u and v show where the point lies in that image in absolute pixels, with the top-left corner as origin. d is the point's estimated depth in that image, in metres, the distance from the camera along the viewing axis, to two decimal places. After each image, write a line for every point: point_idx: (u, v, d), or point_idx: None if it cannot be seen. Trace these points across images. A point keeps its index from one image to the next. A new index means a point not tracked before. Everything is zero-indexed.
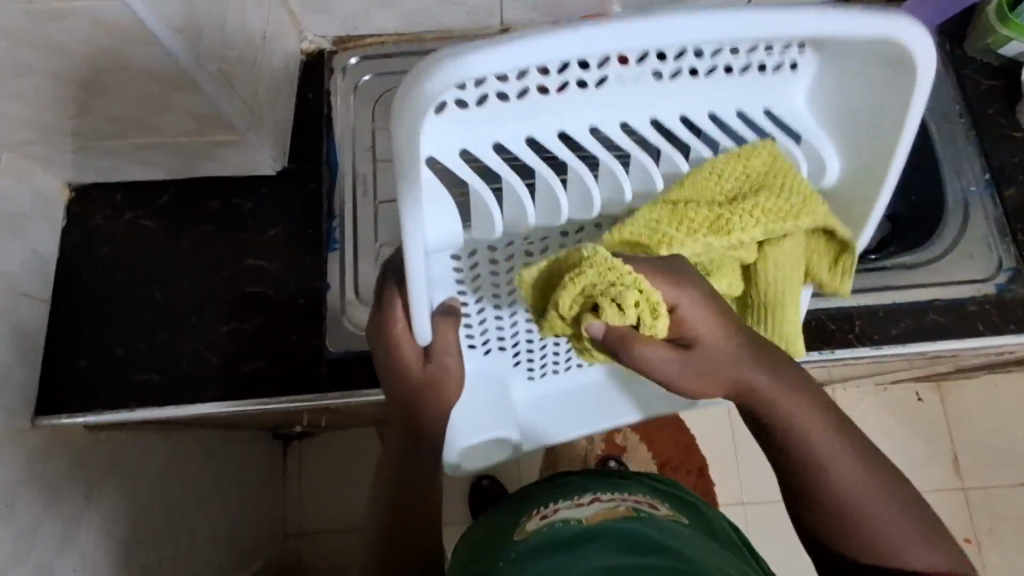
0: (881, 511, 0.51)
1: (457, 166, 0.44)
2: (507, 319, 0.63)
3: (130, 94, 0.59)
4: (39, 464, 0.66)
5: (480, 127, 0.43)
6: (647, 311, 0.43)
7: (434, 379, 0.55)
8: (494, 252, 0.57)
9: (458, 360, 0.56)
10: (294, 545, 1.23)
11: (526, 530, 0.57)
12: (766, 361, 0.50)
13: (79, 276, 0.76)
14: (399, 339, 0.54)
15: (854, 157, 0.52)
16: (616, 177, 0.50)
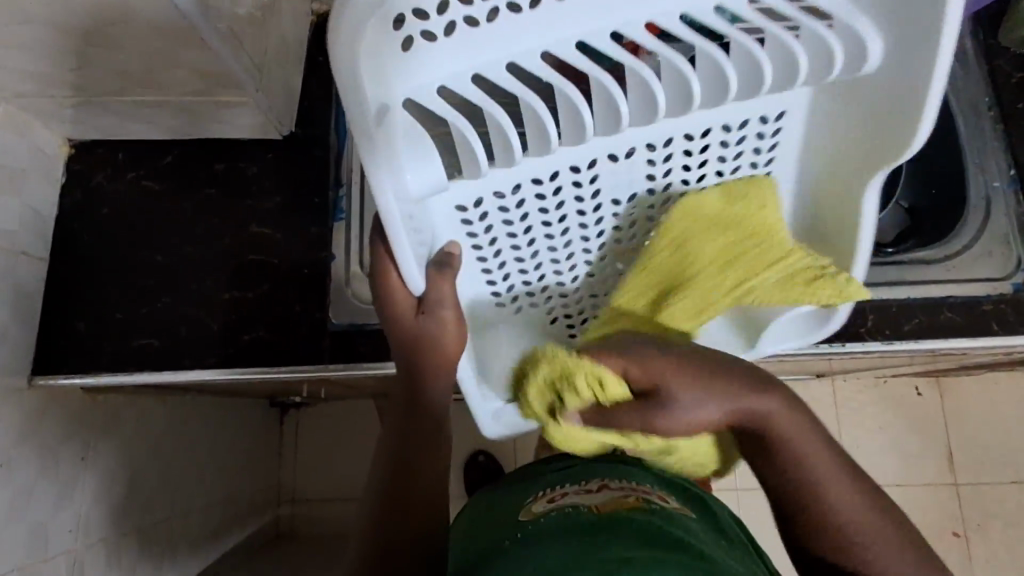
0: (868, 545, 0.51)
1: (433, 102, 0.45)
2: (530, 264, 0.62)
3: (135, 48, 0.57)
4: (34, 423, 0.65)
5: (451, 58, 0.44)
6: (596, 385, 0.52)
7: (428, 332, 0.56)
8: (501, 196, 0.56)
9: (454, 310, 0.56)
10: (288, 511, 1.24)
11: (532, 512, 0.57)
12: (763, 388, 0.51)
13: (77, 235, 0.74)
14: (395, 289, 0.55)
15: (901, 43, 0.46)
16: (611, 99, 0.48)
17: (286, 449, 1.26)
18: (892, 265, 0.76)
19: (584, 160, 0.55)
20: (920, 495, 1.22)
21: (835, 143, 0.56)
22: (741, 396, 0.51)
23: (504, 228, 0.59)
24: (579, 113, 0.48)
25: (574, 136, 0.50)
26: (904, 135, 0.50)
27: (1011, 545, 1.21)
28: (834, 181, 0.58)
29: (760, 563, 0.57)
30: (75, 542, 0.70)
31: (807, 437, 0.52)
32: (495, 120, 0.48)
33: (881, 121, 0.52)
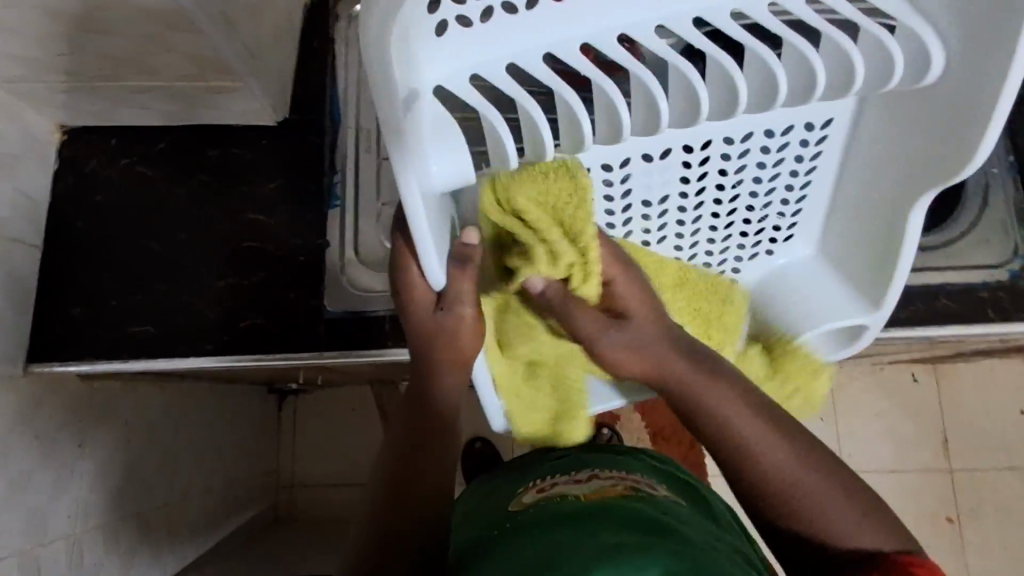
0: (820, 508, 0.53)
1: (466, 93, 0.43)
2: None
3: (126, 33, 0.56)
4: (31, 410, 0.66)
5: (485, 45, 0.42)
6: (579, 274, 0.57)
7: (446, 327, 0.57)
8: None
9: (472, 307, 0.56)
10: (287, 496, 1.24)
11: (522, 503, 0.57)
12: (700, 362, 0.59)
13: (71, 221, 0.74)
14: (414, 280, 0.55)
15: (969, 48, 0.44)
16: (649, 94, 0.46)
17: (285, 434, 1.26)
18: None
19: (617, 159, 0.56)
20: (914, 480, 1.23)
21: (882, 156, 0.56)
22: (679, 355, 0.59)
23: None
24: (616, 110, 0.46)
25: (609, 132, 0.48)
26: (962, 157, 0.49)
27: (1002, 530, 1.22)
28: (875, 197, 0.59)
29: (752, 549, 0.57)
30: (74, 527, 0.70)
31: (742, 410, 0.56)
32: (528, 115, 0.45)
33: (934, 134, 0.51)
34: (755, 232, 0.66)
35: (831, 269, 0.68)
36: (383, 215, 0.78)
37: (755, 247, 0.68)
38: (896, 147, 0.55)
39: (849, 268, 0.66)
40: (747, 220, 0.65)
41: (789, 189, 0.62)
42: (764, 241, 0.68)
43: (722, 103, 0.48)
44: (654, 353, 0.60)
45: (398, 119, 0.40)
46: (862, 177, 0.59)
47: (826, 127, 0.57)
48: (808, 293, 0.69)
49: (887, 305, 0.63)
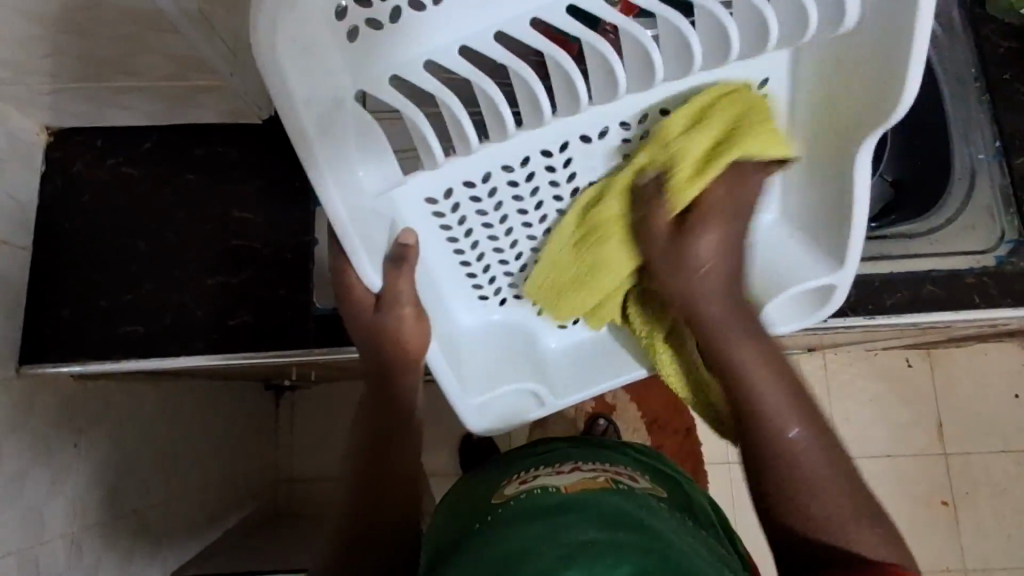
0: (831, 497, 0.53)
1: (386, 93, 0.45)
2: (513, 258, 0.63)
3: (106, 34, 0.56)
4: (24, 411, 0.66)
5: (398, 44, 0.44)
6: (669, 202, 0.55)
7: (389, 327, 0.57)
8: (472, 188, 0.55)
9: (413, 306, 0.57)
10: (287, 491, 1.26)
11: (504, 495, 0.58)
12: (733, 304, 0.58)
13: (60, 223, 0.74)
14: (354, 286, 0.56)
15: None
16: (568, 76, 0.46)
17: (282, 430, 1.27)
18: (876, 240, 0.76)
19: (555, 144, 0.54)
20: (908, 464, 1.24)
21: (814, 114, 0.56)
22: (719, 298, 0.58)
23: (472, 205, 0.57)
24: (536, 97, 0.47)
25: (533, 121, 0.49)
26: (881, 108, 0.49)
27: (997, 512, 1.23)
28: (823, 153, 0.57)
29: (722, 541, 0.59)
30: (71, 525, 0.71)
31: (768, 371, 0.57)
32: (449, 107, 0.47)
33: (860, 79, 0.50)
34: None
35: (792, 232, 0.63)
36: None
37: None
38: (821, 103, 0.55)
39: (806, 228, 0.62)
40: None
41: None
42: None
43: (641, 73, 0.48)
44: (726, 274, 0.58)
45: (309, 130, 0.43)
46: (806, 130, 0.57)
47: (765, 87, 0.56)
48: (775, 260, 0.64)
49: (850, 261, 0.58)
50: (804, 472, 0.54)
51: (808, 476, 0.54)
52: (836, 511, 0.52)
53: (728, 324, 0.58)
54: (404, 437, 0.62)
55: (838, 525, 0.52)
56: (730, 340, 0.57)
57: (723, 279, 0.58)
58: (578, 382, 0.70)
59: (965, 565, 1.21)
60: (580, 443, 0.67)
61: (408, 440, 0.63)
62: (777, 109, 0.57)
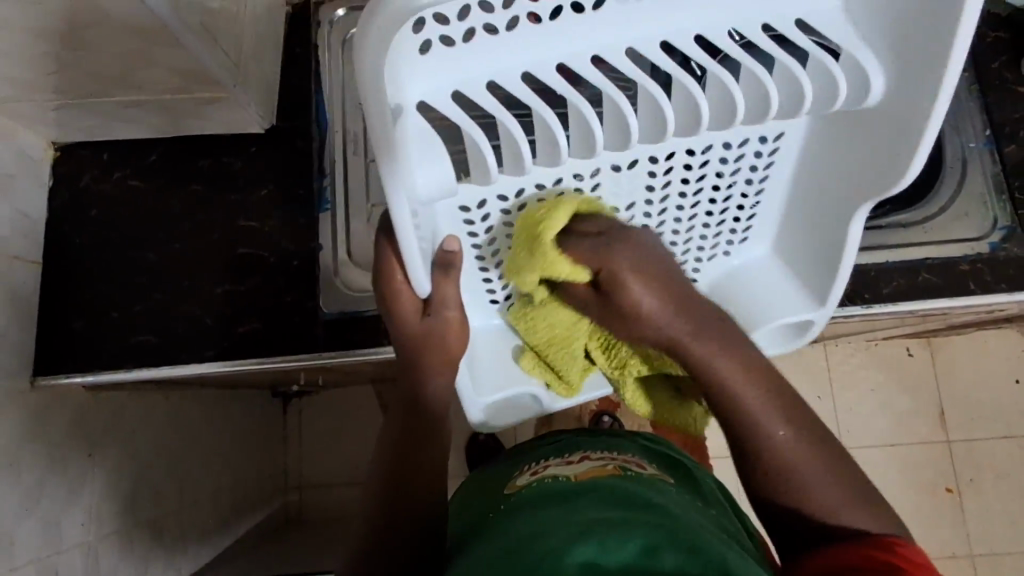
0: (822, 480, 0.54)
1: (449, 108, 0.46)
2: None
3: (111, 50, 0.58)
4: (40, 422, 0.67)
5: (465, 63, 0.46)
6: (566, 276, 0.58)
7: (431, 330, 0.59)
8: (505, 201, 0.57)
9: (457, 311, 0.59)
10: (296, 497, 1.26)
11: (516, 485, 0.59)
12: (687, 318, 0.57)
13: (68, 236, 0.75)
14: (400, 286, 0.56)
15: (901, 85, 0.48)
16: (621, 115, 0.48)
17: (291, 436, 1.28)
18: (875, 228, 0.76)
19: (588, 170, 0.56)
20: (912, 453, 1.25)
21: (818, 178, 0.60)
22: (677, 319, 0.57)
23: (502, 217, 0.59)
24: (590, 127, 0.48)
25: (580, 147, 0.50)
26: (885, 183, 0.53)
27: (1002, 497, 1.23)
28: (819, 212, 0.61)
29: (731, 519, 0.60)
30: (87, 534, 0.71)
31: (748, 385, 0.57)
32: (505, 130, 0.48)
33: (867, 156, 0.54)
34: (714, 236, 0.67)
35: (783, 269, 0.69)
36: (374, 215, 0.79)
37: (712, 249, 0.68)
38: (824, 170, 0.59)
39: (799, 267, 0.67)
40: (707, 226, 0.65)
41: (745, 195, 0.63)
42: (721, 243, 0.68)
43: (685, 121, 0.50)
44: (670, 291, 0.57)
45: (391, 128, 0.42)
46: (815, 183, 0.61)
47: (777, 141, 0.59)
48: (755, 292, 0.69)
49: (831, 302, 0.64)
50: (792, 469, 0.55)
51: (792, 471, 0.55)
52: (832, 496, 0.53)
53: (703, 343, 0.57)
54: (434, 430, 0.64)
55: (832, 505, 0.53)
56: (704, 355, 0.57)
57: (671, 301, 0.57)
58: None
59: (970, 550, 1.22)
60: (576, 435, 0.70)
61: (438, 435, 0.64)
62: (786, 164, 0.61)
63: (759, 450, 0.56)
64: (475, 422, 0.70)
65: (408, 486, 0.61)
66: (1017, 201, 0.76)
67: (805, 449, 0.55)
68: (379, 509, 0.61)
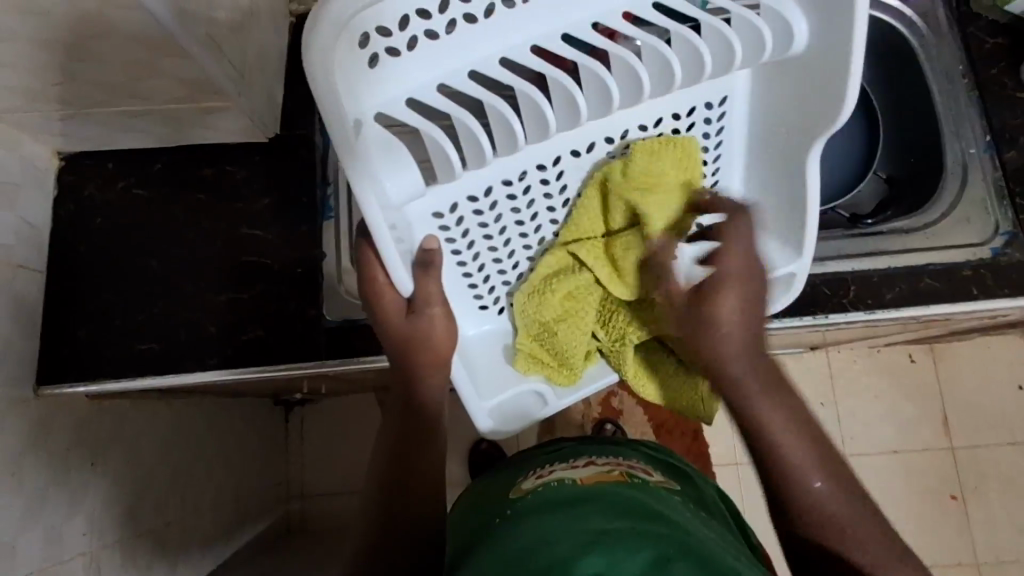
0: (859, 535, 0.52)
1: (405, 113, 0.49)
2: (509, 264, 0.68)
3: (116, 60, 0.58)
4: (43, 431, 0.67)
5: (416, 72, 0.48)
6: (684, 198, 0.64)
7: (421, 331, 0.59)
8: (476, 202, 0.60)
9: (443, 307, 0.59)
10: (298, 506, 1.26)
11: (522, 489, 0.59)
12: (750, 345, 0.58)
13: (72, 245, 0.75)
14: (383, 290, 0.58)
15: (820, 19, 0.52)
16: (571, 96, 0.52)
17: (293, 445, 1.28)
18: (866, 237, 0.78)
19: (549, 158, 0.61)
20: (917, 460, 1.24)
21: (766, 132, 0.63)
22: (743, 352, 0.57)
23: (475, 220, 0.62)
24: (541, 109, 0.52)
25: (538, 134, 0.54)
26: (828, 109, 0.54)
27: (1007, 505, 1.23)
28: (777, 163, 0.63)
29: (732, 530, 0.60)
30: (90, 544, 0.71)
31: (790, 426, 0.56)
32: (464, 124, 0.51)
33: (803, 93, 0.57)
34: None
35: None
36: None
37: None
38: (770, 123, 0.62)
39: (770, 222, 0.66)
40: None
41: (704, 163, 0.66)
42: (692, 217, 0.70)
43: (631, 97, 0.55)
44: (743, 318, 0.58)
45: (351, 138, 0.46)
46: (768, 145, 0.63)
47: (723, 104, 0.63)
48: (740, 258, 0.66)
49: (810, 248, 0.62)
50: (829, 520, 0.53)
51: (833, 520, 0.53)
52: (875, 554, 0.51)
53: (755, 377, 0.57)
54: (429, 435, 0.64)
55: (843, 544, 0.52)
56: (752, 392, 0.57)
57: (744, 330, 0.58)
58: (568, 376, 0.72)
59: (977, 558, 1.21)
60: (577, 441, 0.68)
61: (434, 440, 0.64)
62: (737, 128, 0.65)
63: (795, 497, 0.54)
64: (481, 429, 0.68)
65: (405, 492, 0.61)
66: (1019, 206, 0.75)
67: (845, 499, 0.54)
68: (377, 518, 0.60)
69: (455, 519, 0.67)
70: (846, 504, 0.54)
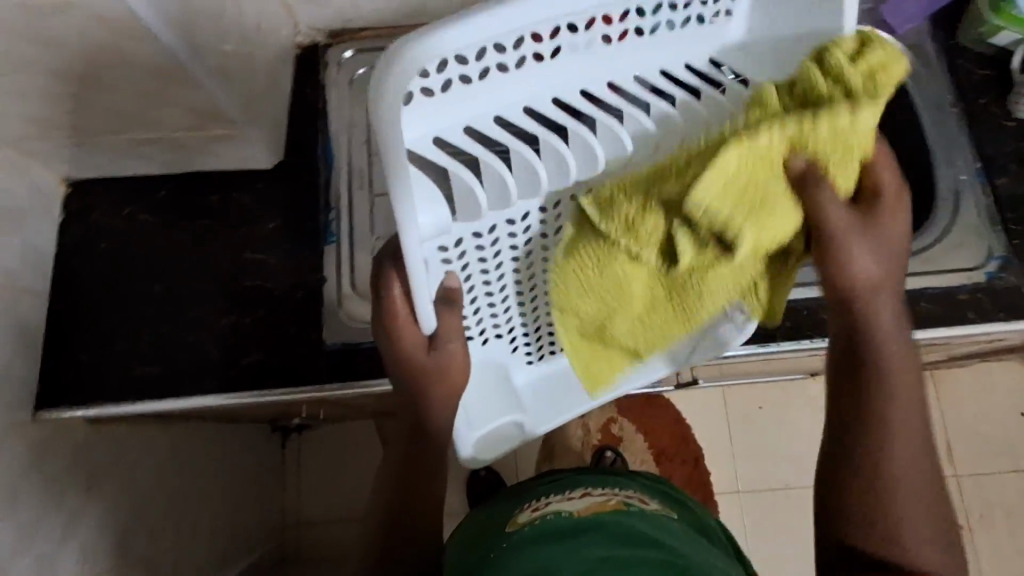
0: (908, 513, 0.50)
1: (436, 155, 0.48)
2: (500, 301, 0.63)
3: (130, 90, 0.60)
4: (42, 456, 0.67)
5: (445, 115, 0.48)
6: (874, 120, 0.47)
7: (440, 366, 0.55)
8: (480, 239, 0.55)
9: (462, 342, 0.55)
10: (294, 535, 1.24)
11: (517, 522, 0.59)
12: (893, 294, 0.53)
13: (77, 271, 0.76)
14: (401, 322, 0.53)
15: None
16: (585, 139, 0.53)
17: (290, 473, 1.27)
18: None
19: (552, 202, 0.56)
20: None
21: None
22: (886, 292, 0.52)
23: (477, 252, 0.56)
24: (562, 154, 0.52)
25: (557, 179, 0.54)
26: None
27: (1014, 534, 1.21)
28: None
29: (731, 556, 0.60)
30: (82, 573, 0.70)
31: (909, 388, 0.53)
32: (489, 166, 0.51)
33: None
34: None
35: None
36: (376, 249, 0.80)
37: None
38: None
39: None
40: None
41: None
42: None
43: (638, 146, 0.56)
44: (888, 270, 0.52)
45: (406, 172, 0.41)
46: None
47: None
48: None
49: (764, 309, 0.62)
50: (892, 489, 0.51)
51: (897, 488, 0.51)
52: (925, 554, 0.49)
53: (883, 321, 0.52)
54: (437, 469, 0.61)
55: (899, 515, 0.50)
56: (884, 339, 0.52)
57: (892, 276, 0.52)
58: (553, 410, 0.74)
59: None
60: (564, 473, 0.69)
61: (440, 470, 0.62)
62: None
63: (875, 449, 0.52)
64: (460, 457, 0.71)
65: (410, 533, 0.61)
66: (1011, 231, 0.77)
67: (922, 478, 0.51)
68: (377, 544, 0.61)
69: (448, 546, 0.66)
70: (924, 476, 0.52)
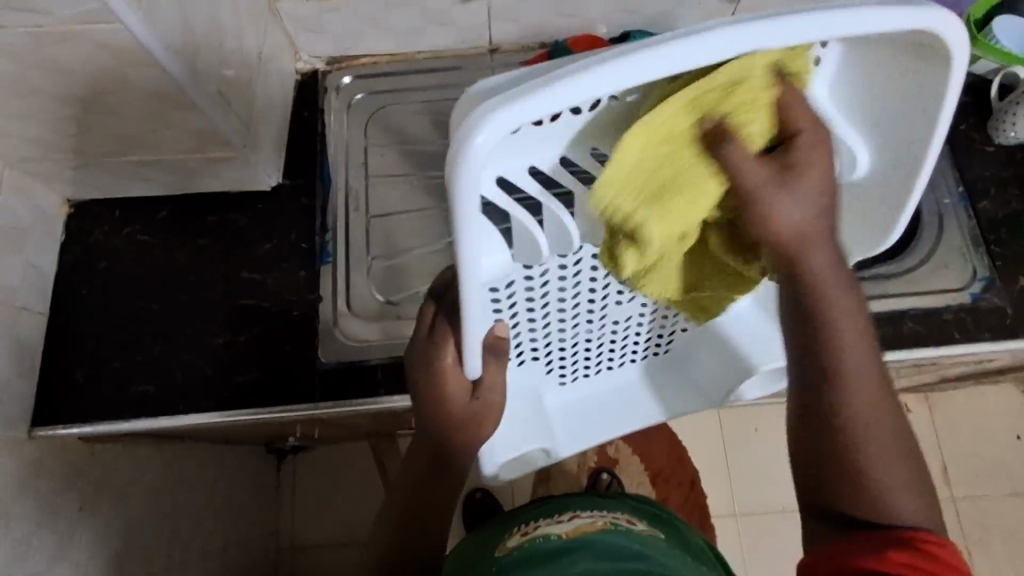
0: (884, 477, 0.46)
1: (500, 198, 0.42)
2: (541, 331, 0.61)
3: (132, 114, 0.62)
4: (36, 474, 0.67)
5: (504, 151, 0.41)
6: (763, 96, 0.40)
7: (476, 413, 0.57)
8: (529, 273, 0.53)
9: (501, 396, 0.57)
10: (287, 559, 1.22)
11: (506, 547, 0.59)
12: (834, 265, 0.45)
13: (77, 290, 0.77)
14: (447, 369, 0.54)
15: (882, 152, 0.50)
16: None
17: (284, 495, 1.26)
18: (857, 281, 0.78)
19: None
20: None
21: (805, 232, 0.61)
22: (831, 276, 0.46)
23: (524, 285, 0.54)
24: None
25: None
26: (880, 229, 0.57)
27: (1012, 559, 1.20)
28: None
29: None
30: None
31: (867, 379, 0.47)
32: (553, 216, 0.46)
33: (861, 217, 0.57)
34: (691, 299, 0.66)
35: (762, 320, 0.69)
36: (372, 269, 0.83)
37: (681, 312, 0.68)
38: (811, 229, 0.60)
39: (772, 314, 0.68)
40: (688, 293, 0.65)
41: None
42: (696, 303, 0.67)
43: None
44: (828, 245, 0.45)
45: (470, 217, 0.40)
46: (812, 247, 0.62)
47: None
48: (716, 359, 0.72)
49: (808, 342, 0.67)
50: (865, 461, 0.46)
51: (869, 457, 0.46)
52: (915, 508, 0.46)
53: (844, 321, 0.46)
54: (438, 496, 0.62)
55: (879, 477, 0.46)
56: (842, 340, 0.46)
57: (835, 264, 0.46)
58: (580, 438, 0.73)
59: None
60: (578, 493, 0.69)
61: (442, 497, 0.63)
62: None
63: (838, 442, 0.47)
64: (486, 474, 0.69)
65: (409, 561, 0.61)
66: (994, 253, 0.78)
67: (893, 449, 0.47)
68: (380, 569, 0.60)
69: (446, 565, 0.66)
70: (897, 450, 0.47)
